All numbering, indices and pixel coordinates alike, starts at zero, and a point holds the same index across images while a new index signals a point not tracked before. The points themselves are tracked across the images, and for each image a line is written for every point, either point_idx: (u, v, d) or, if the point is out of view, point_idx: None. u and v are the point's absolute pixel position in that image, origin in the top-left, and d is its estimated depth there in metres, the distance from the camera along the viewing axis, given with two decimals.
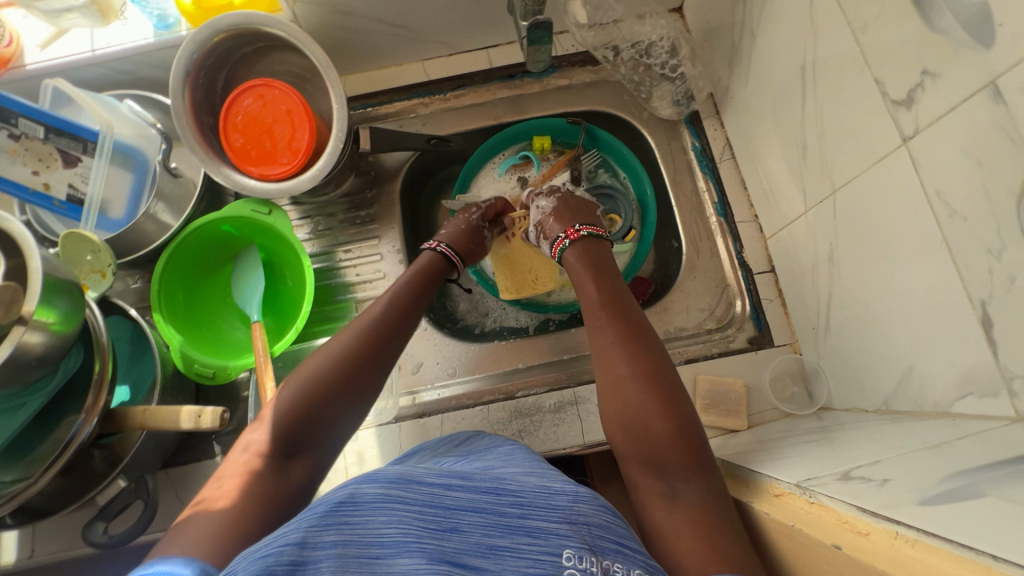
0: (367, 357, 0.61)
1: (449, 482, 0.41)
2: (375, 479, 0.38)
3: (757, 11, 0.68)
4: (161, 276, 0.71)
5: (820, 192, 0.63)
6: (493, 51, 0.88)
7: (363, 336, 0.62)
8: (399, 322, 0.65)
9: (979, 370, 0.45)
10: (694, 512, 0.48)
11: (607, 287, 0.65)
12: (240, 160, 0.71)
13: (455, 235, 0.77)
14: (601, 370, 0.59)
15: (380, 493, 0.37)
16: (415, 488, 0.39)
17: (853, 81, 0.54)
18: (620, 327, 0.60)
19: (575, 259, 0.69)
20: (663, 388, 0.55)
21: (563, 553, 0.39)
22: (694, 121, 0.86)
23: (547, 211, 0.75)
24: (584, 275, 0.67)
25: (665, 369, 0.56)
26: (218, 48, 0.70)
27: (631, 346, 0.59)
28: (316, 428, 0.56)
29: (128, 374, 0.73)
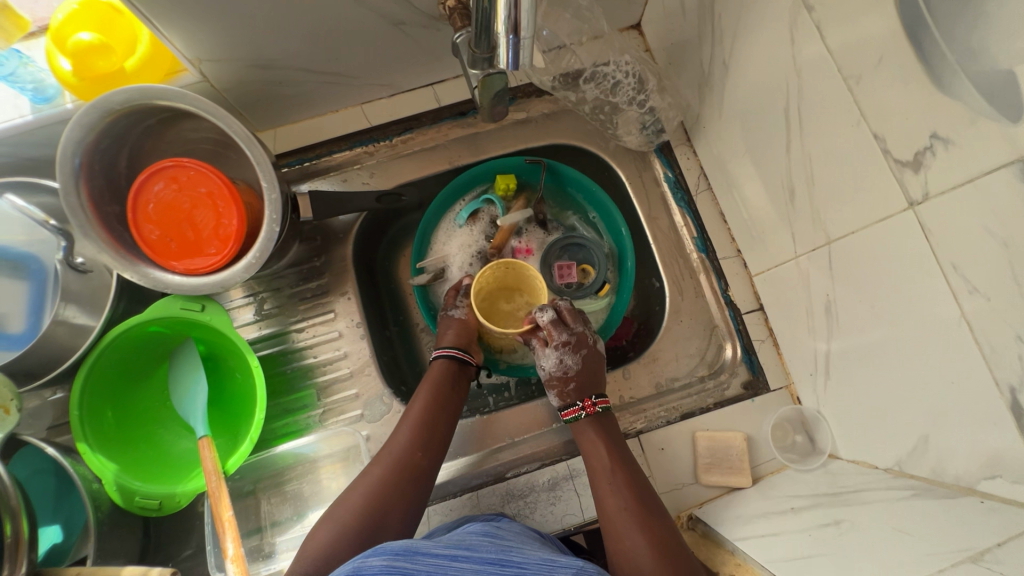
0: (402, 490, 0.60)
1: (454, 554, 0.43)
2: (380, 551, 0.41)
3: (728, 40, 0.62)
4: (81, 399, 0.61)
5: (812, 240, 0.59)
6: (440, 87, 0.79)
7: (394, 467, 0.61)
8: (425, 448, 0.63)
9: (1008, 455, 0.42)
10: None
11: (612, 444, 0.63)
12: (159, 255, 0.61)
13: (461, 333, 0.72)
14: (612, 539, 0.57)
15: (384, 564, 0.40)
16: (421, 558, 0.42)
17: (846, 132, 0.49)
18: (627, 501, 0.59)
19: (588, 433, 0.65)
20: (664, 552, 0.54)
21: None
22: (665, 150, 0.80)
23: (569, 369, 0.69)
24: (595, 444, 0.64)
25: (675, 551, 0.55)
26: (115, 127, 0.59)
27: (643, 519, 0.57)
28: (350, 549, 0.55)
29: (55, 515, 0.60)
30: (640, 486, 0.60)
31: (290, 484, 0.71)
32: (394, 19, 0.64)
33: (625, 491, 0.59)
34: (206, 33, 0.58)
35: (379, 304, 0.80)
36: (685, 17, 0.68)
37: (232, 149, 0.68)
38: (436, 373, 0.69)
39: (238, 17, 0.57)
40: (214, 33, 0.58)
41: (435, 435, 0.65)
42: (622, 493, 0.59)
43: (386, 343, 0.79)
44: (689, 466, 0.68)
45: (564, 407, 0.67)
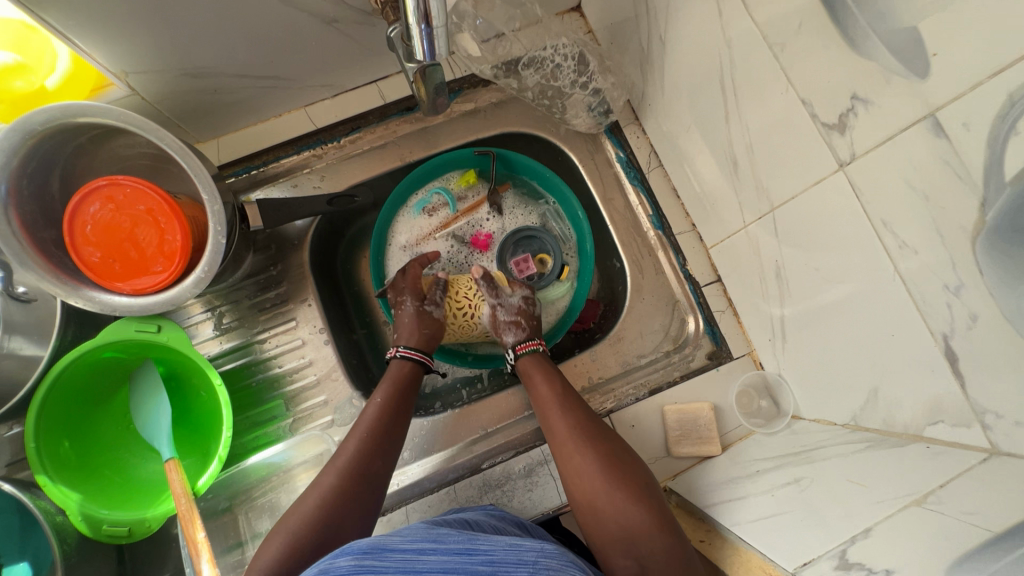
0: (364, 482, 0.58)
1: (421, 547, 0.40)
2: (346, 551, 0.37)
3: (662, 16, 0.62)
4: (37, 431, 0.60)
5: (758, 207, 0.60)
6: (383, 83, 0.77)
7: (353, 460, 0.58)
8: (384, 455, 0.61)
9: (948, 400, 0.44)
10: None
11: (555, 379, 0.67)
12: (102, 277, 0.59)
13: (426, 339, 0.71)
14: (564, 461, 0.61)
15: (352, 564, 0.37)
16: (388, 557, 0.38)
17: (776, 98, 0.49)
18: (576, 424, 0.62)
19: (529, 365, 0.70)
20: (617, 471, 0.57)
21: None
22: (615, 130, 0.80)
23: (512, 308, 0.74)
24: (540, 381, 0.67)
25: (625, 464, 0.58)
26: (42, 149, 0.57)
27: (589, 438, 0.61)
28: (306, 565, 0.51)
29: (22, 550, 0.58)
30: (592, 415, 0.64)
31: (263, 497, 0.70)
32: (325, 17, 0.63)
33: (573, 418, 0.63)
34: (126, 44, 0.56)
35: (341, 304, 0.80)
36: None
37: (170, 163, 0.66)
38: (400, 371, 0.68)
39: (159, 25, 0.55)
40: (137, 45, 0.56)
41: (392, 439, 0.62)
42: (567, 415, 0.63)
43: (355, 347, 0.79)
44: (660, 441, 0.69)
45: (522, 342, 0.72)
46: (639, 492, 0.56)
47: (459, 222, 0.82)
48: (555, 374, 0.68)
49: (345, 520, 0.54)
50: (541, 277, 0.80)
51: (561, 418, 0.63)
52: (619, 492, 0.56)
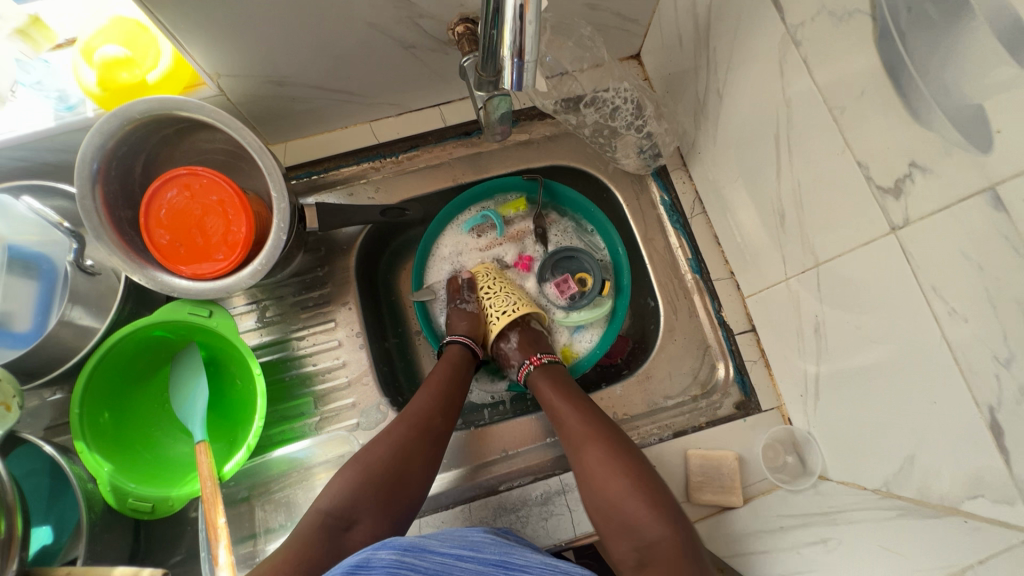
0: (422, 449, 0.62)
1: (458, 555, 0.42)
2: (391, 545, 0.39)
3: (720, 71, 0.66)
4: (82, 398, 0.62)
5: (801, 262, 0.61)
6: (446, 108, 0.82)
7: (414, 428, 0.63)
8: (446, 414, 0.66)
9: (990, 474, 0.43)
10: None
11: (565, 386, 0.70)
12: (168, 259, 0.63)
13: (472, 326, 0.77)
14: (574, 463, 0.63)
15: (394, 558, 0.38)
16: (427, 558, 0.40)
17: (831, 159, 0.51)
18: (583, 423, 0.65)
19: (540, 374, 0.72)
20: (624, 466, 0.60)
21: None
22: (662, 173, 0.83)
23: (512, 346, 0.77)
24: (550, 385, 0.70)
25: (632, 462, 0.61)
26: (134, 135, 0.62)
27: (596, 435, 0.63)
28: (366, 500, 0.56)
29: (48, 512, 0.61)
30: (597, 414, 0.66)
31: (280, 491, 0.71)
32: (405, 42, 0.68)
33: (580, 415, 0.65)
34: (225, 49, 0.61)
35: (377, 310, 0.83)
36: (682, 49, 0.72)
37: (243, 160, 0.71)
38: (456, 351, 0.74)
39: (258, 36, 0.60)
40: (235, 51, 0.61)
41: (453, 403, 0.68)
42: (575, 416, 0.66)
43: (385, 355, 0.81)
44: (680, 485, 0.69)
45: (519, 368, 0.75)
46: (665, 516, 0.56)
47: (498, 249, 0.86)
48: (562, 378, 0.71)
49: (411, 484, 0.59)
50: (582, 296, 0.82)
51: (569, 421, 0.66)
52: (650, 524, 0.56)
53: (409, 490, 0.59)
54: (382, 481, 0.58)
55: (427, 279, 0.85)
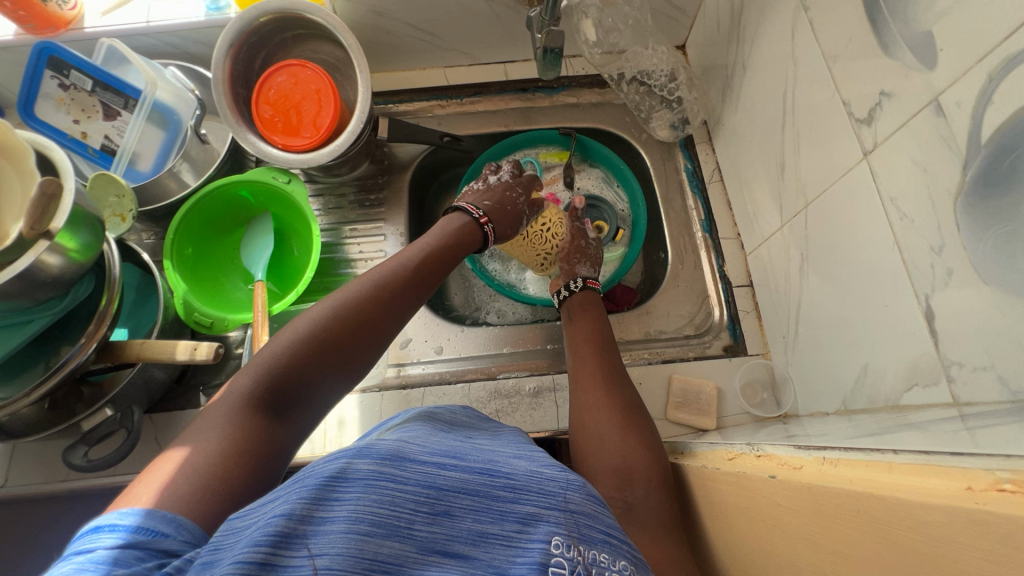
0: (376, 316, 0.58)
1: (443, 462, 0.40)
2: (368, 455, 0.36)
3: (747, 46, 0.76)
4: (177, 227, 0.76)
5: (795, 207, 0.69)
6: (510, 65, 0.96)
7: (371, 299, 0.58)
8: (408, 290, 0.62)
9: (923, 361, 0.49)
10: (650, 529, 0.50)
11: (598, 328, 0.72)
12: (267, 129, 0.77)
13: (496, 212, 0.75)
14: (583, 401, 0.65)
15: (373, 469, 0.36)
16: (407, 467, 0.37)
17: (825, 104, 0.60)
18: (604, 369, 0.67)
19: (580, 299, 0.76)
20: (631, 417, 0.62)
21: (553, 541, 0.38)
22: (688, 145, 0.93)
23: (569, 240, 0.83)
24: (584, 322, 0.73)
25: (638, 417, 0.62)
26: (263, 30, 0.78)
27: (611, 381, 0.66)
28: (305, 376, 0.52)
29: (128, 318, 0.75)
30: (617, 366, 0.68)
31: None
32: None
33: (602, 363, 0.68)
34: None
35: (419, 225, 0.96)
36: (719, 31, 0.83)
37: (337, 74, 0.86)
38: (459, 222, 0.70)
39: None
40: None
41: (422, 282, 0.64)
42: (597, 360, 0.68)
43: None
44: (661, 403, 0.75)
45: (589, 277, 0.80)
46: (662, 475, 0.56)
47: None
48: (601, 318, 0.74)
49: (335, 378, 0.54)
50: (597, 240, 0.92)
51: (589, 361, 0.68)
52: (647, 478, 0.55)
53: (362, 354, 0.56)
54: (324, 350, 0.53)
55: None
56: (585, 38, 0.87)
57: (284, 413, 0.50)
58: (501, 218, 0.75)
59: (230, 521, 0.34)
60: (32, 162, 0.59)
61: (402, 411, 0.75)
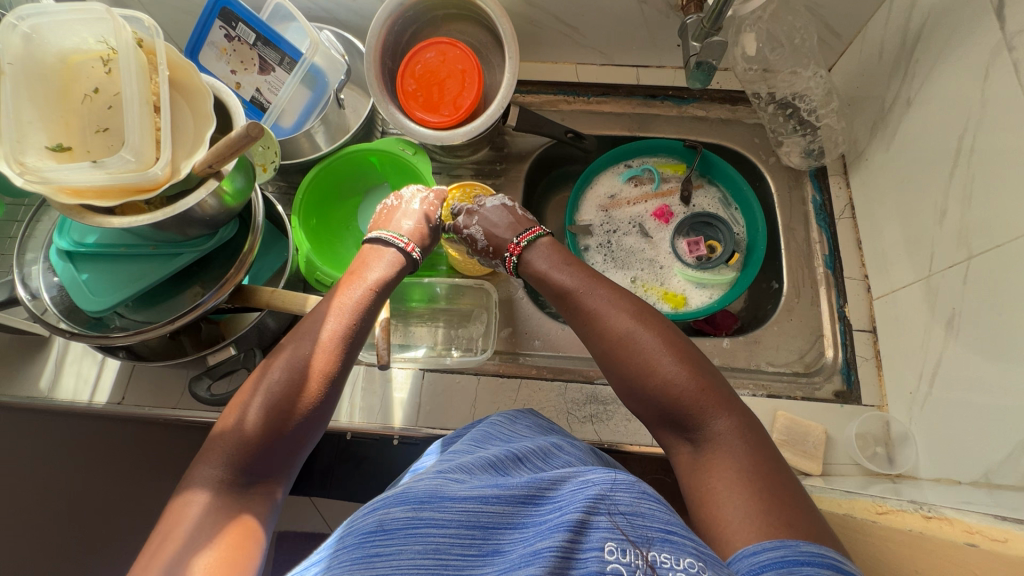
0: (332, 352, 0.56)
1: (485, 497, 0.40)
2: (403, 501, 0.38)
3: (917, 82, 0.71)
4: (305, 187, 0.78)
5: (951, 258, 0.64)
6: (643, 70, 0.94)
7: (326, 344, 0.56)
8: (362, 319, 0.60)
9: None
10: (719, 460, 0.50)
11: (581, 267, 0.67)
12: (408, 103, 0.78)
13: (415, 233, 0.71)
14: (597, 344, 0.61)
15: (410, 515, 0.38)
16: (447, 507, 0.39)
17: (1022, 157, 0.55)
18: (606, 304, 0.61)
19: (534, 259, 0.69)
20: (648, 342, 0.57)
21: (607, 547, 0.37)
22: (820, 175, 0.89)
23: (479, 231, 0.73)
24: (561, 272, 0.66)
25: (658, 336, 0.58)
26: (419, 5, 0.79)
27: (614, 308, 0.61)
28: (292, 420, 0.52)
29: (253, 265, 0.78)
30: (621, 297, 0.62)
31: (415, 323, 0.85)
32: None
33: (602, 302, 0.62)
34: None
35: None
36: (880, 62, 0.78)
37: None
38: (378, 253, 0.67)
39: None
40: None
41: (370, 313, 0.61)
42: (596, 301, 0.62)
43: None
44: None
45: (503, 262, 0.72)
46: (710, 390, 0.54)
47: (636, 204, 0.94)
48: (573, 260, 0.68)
49: (316, 406, 0.54)
50: (709, 261, 0.88)
51: (589, 303, 0.62)
52: (698, 407, 0.53)
53: (336, 388, 0.55)
54: (301, 393, 0.53)
55: (577, 216, 0.94)
56: (742, 50, 0.84)
57: (256, 484, 0.49)
58: (421, 239, 0.72)
59: None
60: (209, 105, 0.61)
61: (496, 399, 0.75)
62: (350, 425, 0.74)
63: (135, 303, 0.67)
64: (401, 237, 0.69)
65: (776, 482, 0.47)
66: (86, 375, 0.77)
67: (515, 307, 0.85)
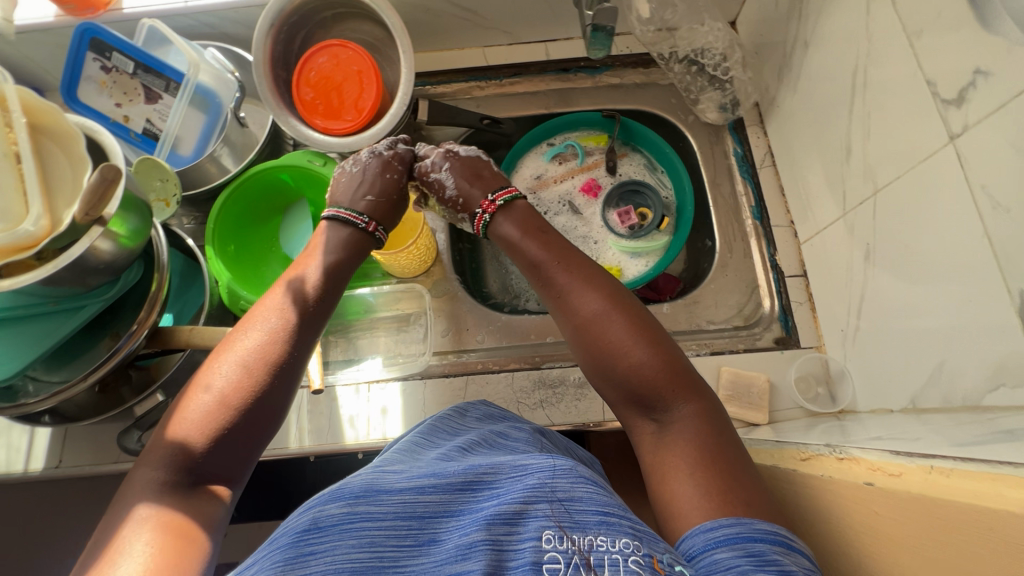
0: (273, 361, 0.53)
1: (421, 488, 0.40)
2: (339, 497, 0.38)
3: (811, 23, 0.71)
4: (217, 216, 0.75)
5: (861, 194, 0.65)
6: (551, 44, 0.92)
7: (266, 356, 0.53)
8: (308, 325, 0.57)
9: (1012, 360, 0.47)
10: (684, 450, 0.48)
11: (548, 236, 0.62)
12: (308, 113, 0.76)
13: (381, 207, 0.67)
14: (564, 320, 0.57)
15: (345, 512, 0.37)
16: (383, 501, 0.38)
17: (906, 87, 0.56)
18: (572, 278, 0.58)
19: (507, 227, 0.64)
20: (618, 319, 0.54)
21: (544, 536, 0.37)
22: (738, 127, 0.89)
23: (448, 186, 0.69)
24: (528, 242, 0.62)
25: (628, 313, 0.55)
26: (303, 8, 0.76)
27: (582, 282, 0.58)
28: (230, 433, 0.49)
29: (174, 302, 0.75)
30: (591, 269, 0.59)
31: (357, 335, 0.83)
32: None
33: (568, 275, 0.58)
34: None
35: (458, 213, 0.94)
36: (775, 7, 0.78)
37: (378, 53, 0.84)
38: (336, 236, 0.64)
39: None
40: None
41: (312, 321, 0.58)
42: (563, 273, 0.59)
43: (459, 251, 0.92)
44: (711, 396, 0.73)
45: (472, 219, 0.67)
46: (675, 374, 0.52)
47: (564, 182, 0.93)
48: (541, 230, 0.63)
49: (256, 415, 0.51)
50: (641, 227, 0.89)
51: (556, 275, 0.59)
52: (667, 391, 0.51)
53: (281, 392, 0.53)
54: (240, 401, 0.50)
55: None
56: (637, 13, 0.84)
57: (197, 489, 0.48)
58: (385, 209, 0.68)
59: None
60: (83, 146, 0.58)
61: (446, 402, 0.74)
62: (300, 450, 0.72)
63: (46, 364, 0.64)
64: (362, 216, 0.66)
65: (733, 463, 0.46)
66: (17, 445, 0.73)
67: (454, 304, 0.84)
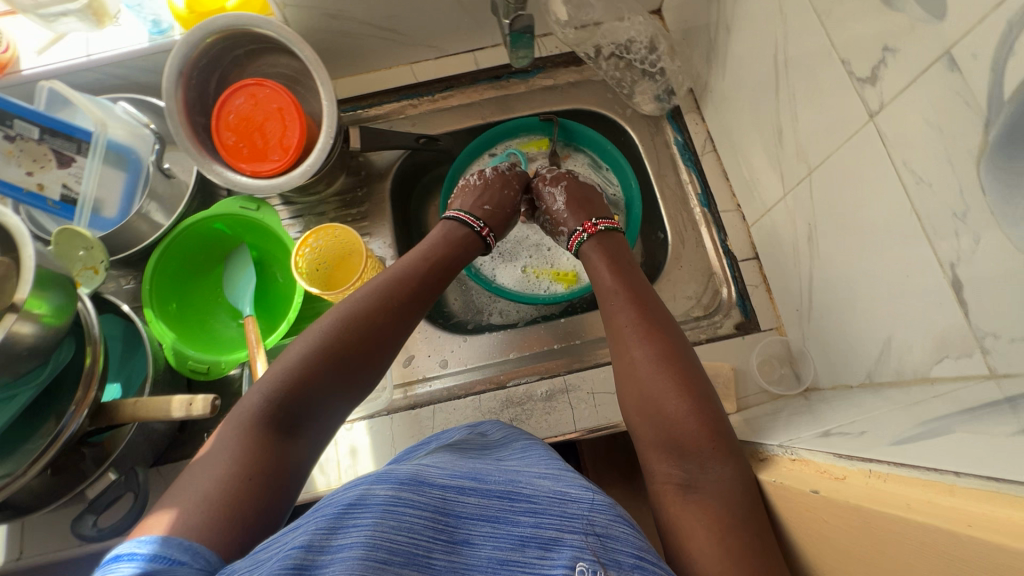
0: (367, 330, 0.61)
1: (462, 487, 0.40)
2: (386, 480, 0.37)
3: (730, 7, 0.71)
4: (152, 275, 0.72)
5: (797, 174, 0.65)
6: (479, 53, 0.90)
7: (360, 334, 0.60)
8: (394, 312, 0.64)
9: (953, 332, 0.46)
10: (710, 514, 0.47)
11: (625, 275, 0.68)
12: (232, 158, 0.73)
13: (493, 215, 0.79)
14: (619, 356, 0.61)
15: (391, 494, 0.36)
16: (426, 492, 0.38)
17: (823, 67, 0.56)
18: (638, 319, 0.62)
19: (593, 251, 0.73)
20: (674, 370, 0.57)
21: (577, 566, 0.37)
22: (676, 116, 0.88)
23: (557, 200, 0.80)
24: (605, 272, 0.69)
25: (683, 363, 0.58)
26: (211, 50, 0.73)
27: (645, 326, 0.61)
28: (316, 390, 0.56)
29: (119, 372, 0.71)
30: (658, 316, 0.63)
31: None
32: None
33: (635, 315, 0.63)
34: None
35: (407, 236, 0.91)
36: None
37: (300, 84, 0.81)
38: (452, 231, 0.75)
39: None
40: None
41: (388, 325, 0.63)
42: (628, 310, 0.64)
43: None
44: None
45: (570, 235, 0.77)
46: (714, 433, 0.52)
47: None
48: (622, 268, 0.69)
49: (334, 384, 0.57)
50: None
51: (620, 312, 0.64)
52: (704, 450, 0.52)
53: (369, 364, 0.61)
54: (336, 354, 0.58)
55: None
56: (555, 16, 0.83)
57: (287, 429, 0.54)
58: (496, 215, 0.80)
59: (245, 557, 0.34)
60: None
61: (416, 435, 0.73)
62: None
63: None
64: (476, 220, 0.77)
65: (748, 527, 0.45)
66: None
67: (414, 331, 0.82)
